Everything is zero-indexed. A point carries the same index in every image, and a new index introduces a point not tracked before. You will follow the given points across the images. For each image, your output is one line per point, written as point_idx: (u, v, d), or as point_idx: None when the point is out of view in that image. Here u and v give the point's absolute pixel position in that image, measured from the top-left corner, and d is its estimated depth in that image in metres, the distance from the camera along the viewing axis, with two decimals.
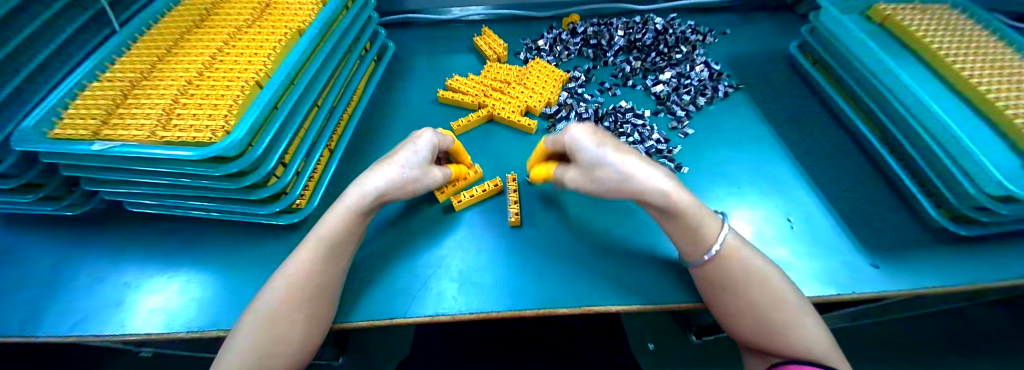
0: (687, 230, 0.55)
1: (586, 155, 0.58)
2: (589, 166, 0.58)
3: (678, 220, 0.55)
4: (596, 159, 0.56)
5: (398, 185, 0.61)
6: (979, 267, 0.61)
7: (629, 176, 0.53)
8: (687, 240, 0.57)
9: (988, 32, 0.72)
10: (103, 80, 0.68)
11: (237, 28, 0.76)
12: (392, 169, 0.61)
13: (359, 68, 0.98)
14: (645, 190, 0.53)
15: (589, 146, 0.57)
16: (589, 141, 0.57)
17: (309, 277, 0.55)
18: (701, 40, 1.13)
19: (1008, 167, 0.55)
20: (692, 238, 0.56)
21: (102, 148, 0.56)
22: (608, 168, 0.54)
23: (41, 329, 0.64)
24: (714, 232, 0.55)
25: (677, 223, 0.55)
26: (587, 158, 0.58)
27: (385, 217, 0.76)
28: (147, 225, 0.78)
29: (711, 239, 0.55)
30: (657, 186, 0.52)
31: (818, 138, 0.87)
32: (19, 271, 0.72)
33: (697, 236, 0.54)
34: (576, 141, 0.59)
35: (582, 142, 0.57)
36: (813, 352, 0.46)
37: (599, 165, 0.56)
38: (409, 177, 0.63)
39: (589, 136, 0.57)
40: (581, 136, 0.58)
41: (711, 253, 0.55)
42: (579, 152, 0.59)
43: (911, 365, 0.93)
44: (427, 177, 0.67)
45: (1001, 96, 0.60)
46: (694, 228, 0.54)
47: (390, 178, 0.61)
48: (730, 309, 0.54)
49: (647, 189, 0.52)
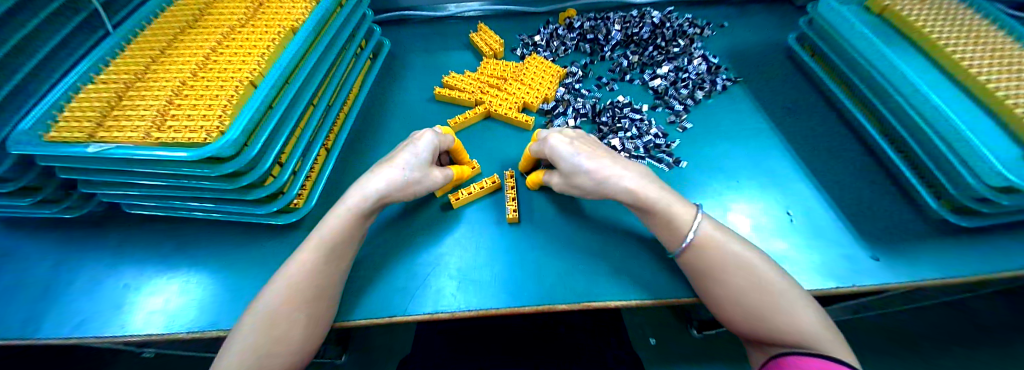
0: (661, 224, 0.60)
1: (565, 165, 0.65)
2: (568, 174, 0.66)
3: (650, 215, 0.60)
4: (573, 168, 0.64)
5: (397, 186, 0.63)
6: (980, 258, 0.61)
7: (605, 179, 0.61)
8: (665, 230, 0.59)
9: (988, 21, 0.71)
10: (98, 82, 0.67)
11: (231, 28, 0.75)
12: (391, 172, 0.63)
13: (355, 66, 0.98)
14: (619, 190, 0.60)
15: (564, 156, 0.64)
16: (564, 153, 0.64)
17: (307, 277, 0.55)
18: (699, 33, 1.12)
19: (1008, 157, 0.55)
20: (669, 227, 0.58)
21: (98, 151, 0.56)
22: (584, 175, 0.62)
23: (42, 332, 0.65)
24: (688, 221, 0.57)
25: (651, 218, 0.60)
26: (566, 166, 0.65)
27: (382, 218, 0.75)
28: (146, 227, 0.78)
29: (686, 227, 0.57)
30: (627, 186, 0.60)
31: (817, 130, 0.86)
32: (20, 274, 0.73)
33: (673, 227, 0.58)
34: (555, 152, 0.66)
35: (562, 153, 0.64)
36: (805, 334, 0.46)
37: (576, 173, 0.64)
38: (409, 179, 0.64)
39: (564, 149, 0.65)
40: (557, 148, 0.65)
41: (688, 241, 0.56)
42: (558, 162, 0.66)
43: (911, 356, 0.93)
44: (429, 177, 0.68)
45: (1001, 86, 0.59)
46: (666, 221, 0.58)
47: (389, 180, 0.62)
48: (719, 297, 0.54)
49: (620, 190, 0.60)
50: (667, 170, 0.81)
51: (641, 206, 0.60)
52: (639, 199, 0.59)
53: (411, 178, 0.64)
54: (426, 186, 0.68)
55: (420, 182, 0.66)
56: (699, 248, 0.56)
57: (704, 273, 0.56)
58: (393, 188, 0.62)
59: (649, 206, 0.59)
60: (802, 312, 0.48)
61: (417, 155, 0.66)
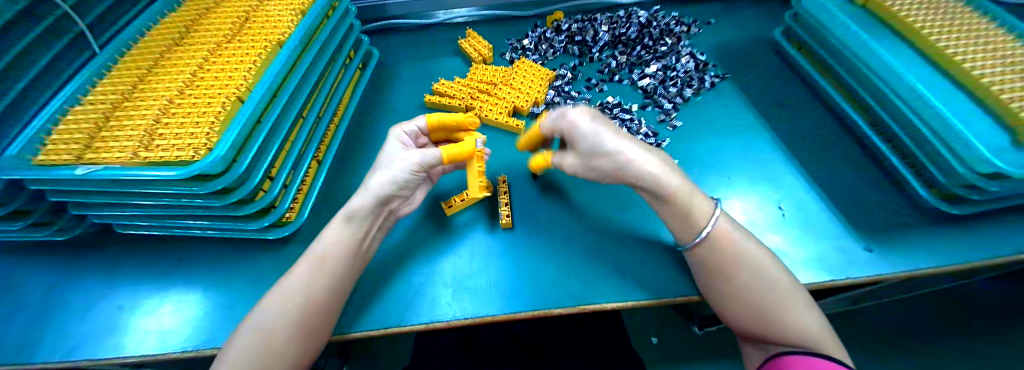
0: (678, 214, 0.58)
1: (584, 142, 0.61)
2: (588, 156, 0.61)
3: (669, 203, 0.58)
4: (593, 149, 0.60)
5: (400, 173, 0.63)
6: (975, 246, 0.61)
7: (629, 162, 0.57)
8: (681, 221, 0.58)
9: (969, 9, 0.72)
10: (86, 103, 0.68)
11: (217, 44, 0.76)
12: (387, 164, 0.64)
13: (343, 77, 0.99)
14: (641, 177, 0.57)
15: (591, 132, 0.60)
16: (585, 128, 0.60)
17: (296, 290, 0.54)
18: (686, 31, 1.13)
19: (996, 143, 0.55)
20: (686, 219, 0.57)
21: (85, 172, 0.56)
22: (608, 153, 0.58)
23: (37, 357, 0.64)
24: (706, 214, 0.57)
25: (669, 207, 0.58)
26: (585, 146, 0.61)
27: (416, 241, 0.73)
28: (138, 247, 0.78)
29: (703, 220, 0.57)
30: (652, 173, 0.56)
31: (806, 123, 0.87)
32: (12, 300, 0.72)
33: (688, 220, 0.57)
34: (575, 128, 0.62)
35: (580, 130, 0.61)
36: (806, 334, 0.47)
37: (597, 152, 0.59)
38: (408, 159, 0.64)
39: (588, 123, 0.60)
40: (581, 125, 0.61)
41: (701, 235, 0.56)
42: (577, 140, 0.62)
43: (911, 347, 0.93)
44: (434, 147, 0.66)
45: (986, 73, 0.59)
46: (684, 210, 0.57)
47: (386, 170, 0.63)
48: (724, 291, 0.55)
49: (643, 175, 0.57)
50: None
51: (662, 194, 0.57)
52: (662, 188, 0.56)
53: (413, 156, 0.64)
54: (436, 156, 0.66)
55: (427, 154, 0.65)
56: (712, 242, 0.56)
57: (714, 267, 0.56)
58: (392, 181, 0.63)
59: (673, 194, 0.56)
60: (804, 312, 0.49)
61: (403, 142, 0.69)
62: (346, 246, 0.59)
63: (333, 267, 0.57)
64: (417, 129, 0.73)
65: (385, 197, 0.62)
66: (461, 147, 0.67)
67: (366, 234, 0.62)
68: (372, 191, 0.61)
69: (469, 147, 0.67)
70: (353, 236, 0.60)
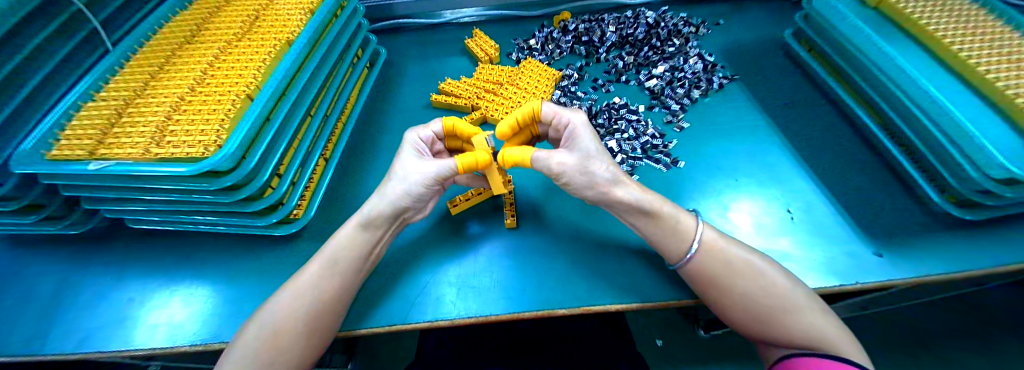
0: (665, 228, 0.58)
1: (584, 145, 0.61)
2: (584, 156, 0.60)
3: (652, 217, 0.59)
4: (589, 154, 0.61)
5: (413, 186, 0.63)
6: (988, 253, 0.60)
7: (620, 178, 0.60)
8: (668, 236, 0.58)
9: (985, 12, 0.71)
10: (99, 99, 0.69)
11: (227, 42, 0.76)
12: (398, 172, 0.64)
13: (352, 75, 0.99)
14: (627, 191, 0.60)
15: (588, 137, 0.62)
16: (587, 134, 0.63)
17: (304, 287, 0.54)
18: (694, 32, 1.12)
19: (1011, 147, 0.54)
20: (671, 235, 0.58)
21: (98, 168, 0.57)
22: (603, 162, 0.61)
23: (48, 348, 0.65)
24: (691, 227, 0.58)
25: (654, 223, 0.59)
26: (584, 148, 0.61)
27: (421, 241, 0.73)
28: (147, 241, 0.79)
29: (690, 234, 0.57)
30: (636, 188, 0.60)
31: (816, 126, 0.85)
32: (24, 292, 0.73)
33: (675, 232, 0.58)
34: (581, 131, 0.63)
35: (583, 132, 0.63)
36: (818, 334, 0.47)
37: (596, 156, 0.61)
38: (423, 171, 0.63)
39: (591, 132, 0.63)
40: (585, 130, 0.63)
41: (691, 250, 0.56)
42: (577, 141, 0.63)
43: (921, 354, 0.92)
44: (451, 158, 0.63)
45: (1001, 76, 0.58)
46: (671, 225, 0.58)
47: (400, 181, 0.63)
48: (727, 303, 0.54)
49: (629, 191, 0.60)
50: (665, 170, 0.81)
51: (648, 208, 0.58)
52: (647, 202, 0.59)
53: (428, 169, 0.63)
54: (450, 167, 0.63)
55: (441, 166, 0.63)
56: (702, 252, 0.56)
57: (711, 280, 0.55)
58: (402, 183, 0.63)
59: (658, 208, 0.59)
60: (810, 312, 0.48)
61: (420, 150, 0.69)
62: (353, 245, 0.59)
63: (338, 265, 0.57)
64: (432, 135, 0.72)
65: (390, 195, 0.63)
66: (476, 155, 0.62)
67: (374, 233, 0.62)
68: (383, 198, 0.62)
69: (483, 156, 0.62)
70: (358, 234, 0.60)
